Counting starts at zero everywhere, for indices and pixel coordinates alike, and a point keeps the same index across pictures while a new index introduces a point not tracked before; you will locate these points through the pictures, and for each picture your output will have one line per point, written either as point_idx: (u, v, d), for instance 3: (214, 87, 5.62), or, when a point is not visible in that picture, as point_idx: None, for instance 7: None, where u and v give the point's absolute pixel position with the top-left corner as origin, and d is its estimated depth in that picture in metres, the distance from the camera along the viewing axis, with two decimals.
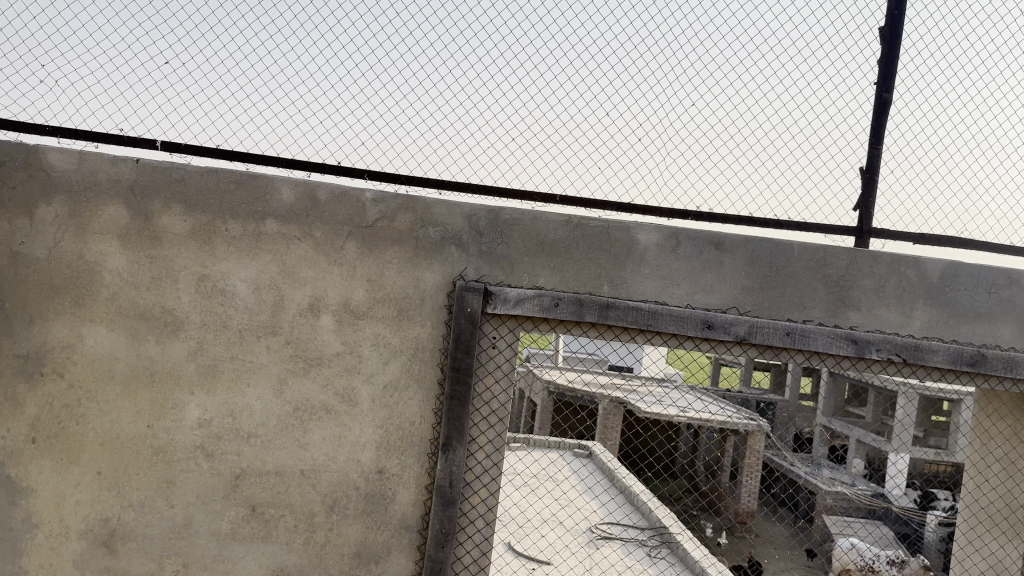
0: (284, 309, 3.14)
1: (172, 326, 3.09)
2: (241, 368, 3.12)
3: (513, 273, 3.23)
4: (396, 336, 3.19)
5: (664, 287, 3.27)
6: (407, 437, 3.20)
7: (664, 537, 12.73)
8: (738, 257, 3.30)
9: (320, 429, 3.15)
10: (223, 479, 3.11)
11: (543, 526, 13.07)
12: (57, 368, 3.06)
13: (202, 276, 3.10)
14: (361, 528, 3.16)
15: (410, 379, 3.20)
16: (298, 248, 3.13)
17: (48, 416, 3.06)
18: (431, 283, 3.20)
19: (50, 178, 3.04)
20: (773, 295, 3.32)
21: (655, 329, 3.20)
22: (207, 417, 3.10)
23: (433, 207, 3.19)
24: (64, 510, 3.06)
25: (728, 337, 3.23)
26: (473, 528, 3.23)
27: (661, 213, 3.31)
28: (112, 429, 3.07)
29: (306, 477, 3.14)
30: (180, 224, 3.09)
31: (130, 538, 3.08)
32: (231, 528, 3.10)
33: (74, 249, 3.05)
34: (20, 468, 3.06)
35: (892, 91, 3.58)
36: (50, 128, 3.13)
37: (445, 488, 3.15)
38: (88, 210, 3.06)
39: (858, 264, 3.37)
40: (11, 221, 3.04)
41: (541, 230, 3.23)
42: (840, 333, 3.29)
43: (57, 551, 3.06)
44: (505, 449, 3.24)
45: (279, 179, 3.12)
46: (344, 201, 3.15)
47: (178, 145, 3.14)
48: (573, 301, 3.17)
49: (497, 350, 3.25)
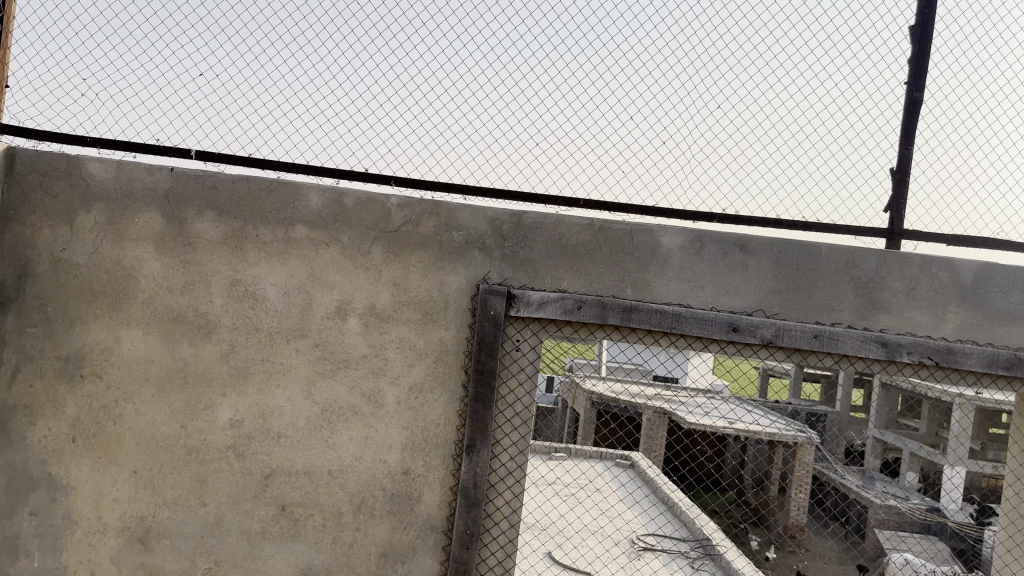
0: (312, 313, 3.21)
1: (205, 329, 3.18)
2: (271, 369, 3.20)
3: (535, 277, 3.26)
4: (421, 339, 3.25)
5: (688, 290, 3.26)
6: (432, 439, 3.25)
7: (708, 549, 12.58)
8: (764, 259, 3.27)
9: (347, 430, 3.22)
10: (254, 479, 3.18)
11: (583, 536, 13.04)
12: (96, 370, 3.17)
13: (234, 281, 3.19)
14: (387, 528, 3.21)
15: (434, 382, 3.25)
16: (326, 252, 3.21)
17: (87, 416, 3.17)
18: (455, 286, 3.25)
19: (90, 187, 3.16)
20: (800, 297, 3.28)
21: (679, 331, 3.19)
22: (238, 418, 3.19)
23: (457, 211, 3.25)
24: (102, 507, 3.17)
25: (754, 340, 3.20)
26: (498, 530, 3.26)
27: (685, 216, 3.31)
28: (148, 429, 3.17)
29: (334, 478, 3.20)
30: (212, 231, 3.18)
31: (165, 535, 3.17)
32: (261, 527, 3.18)
33: (113, 255, 3.17)
34: (60, 467, 3.17)
35: (923, 91, 3.53)
36: (91, 139, 3.26)
37: (469, 489, 3.19)
38: (125, 217, 3.17)
39: (887, 267, 3.32)
40: (54, 228, 3.16)
41: (564, 233, 3.26)
42: (868, 335, 3.25)
43: (96, 547, 3.16)
44: (528, 452, 3.26)
45: (307, 186, 3.20)
46: (371, 206, 3.22)
47: (212, 154, 3.24)
48: (595, 304, 3.19)
49: (520, 352, 3.28)
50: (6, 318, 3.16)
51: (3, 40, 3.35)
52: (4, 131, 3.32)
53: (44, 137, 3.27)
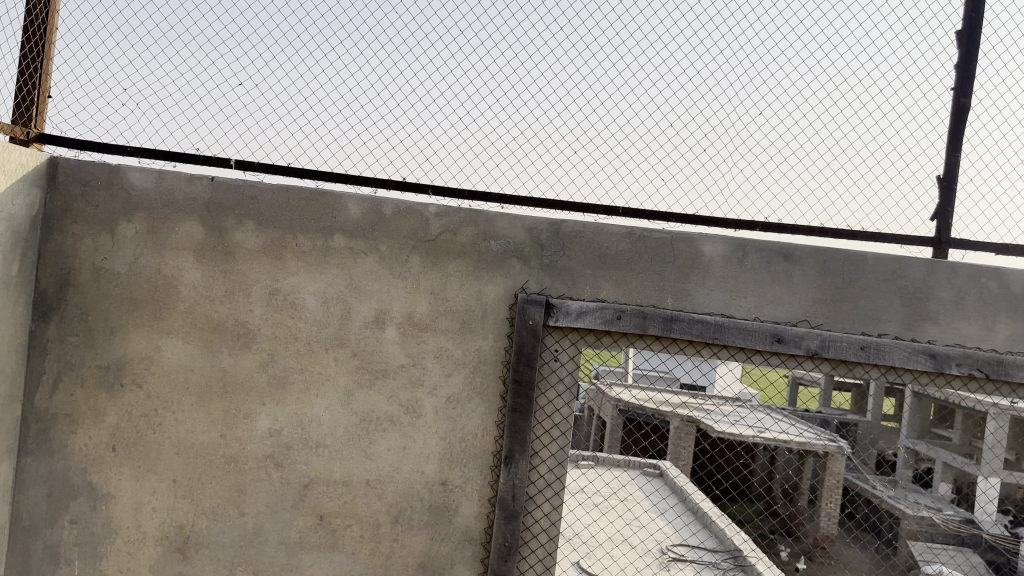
0: (351, 322, 3.20)
1: (245, 338, 3.18)
2: (310, 379, 3.19)
3: (574, 286, 3.22)
4: (459, 349, 3.22)
5: (731, 300, 3.20)
6: (470, 450, 3.22)
7: (739, 561, 12.43)
8: (808, 268, 3.21)
9: (385, 440, 3.20)
10: (293, 488, 3.17)
11: (612, 547, 12.95)
12: (136, 379, 3.18)
13: (273, 290, 3.18)
14: (425, 539, 3.19)
15: (472, 392, 3.22)
16: (364, 262, 3.20)
17: (127, 425, 3.18)
18: (494, 296, 3.22)
19: (131, 197, 3.18)
20: (845, 308, 3.21)
21: (721, 342, 3.14)
22: (277, 427, 3.18)
23: (495, 220, 3.22)
24: (142, 516, 3.17)
25: (799, 352, 3.14)
26: (536, 543, 3.22)
27: (727, 225, 3.26)
28: (188, 438, 3.17)
29: (372, 488, 3.19)
30: (252, 240, 3.18)
31: (203, 545, 3.17)
32: (299, 537, 3.17)
33: (153, 264, 3.18)
34: (101, 475, 3.18)
35: (971, 96, 3.45)
36: (132, 149, 3.28)
37: (507, 500, 3.16)
38: (166, 227, 3.18)
39: (935, 276, 3.24)
40: (95, 238, 3.18)
41: (604, 242, 3.22)
42: (916, 347, 3.17)
43: (136, 556, 3.17)
44: (567, 463, 3.22)
45: (346, 196, 3.19)
46: (409, 216, 3.20)
47: (251, 164, 3.25)
48: (635, 314, 3.15)
49: (559, 363, 3.24)
50: (48, 327, 3.19)
51: (46, 51, 3.38)
52: (46, 142, 3.35)
53: (86, 146, 3.30)
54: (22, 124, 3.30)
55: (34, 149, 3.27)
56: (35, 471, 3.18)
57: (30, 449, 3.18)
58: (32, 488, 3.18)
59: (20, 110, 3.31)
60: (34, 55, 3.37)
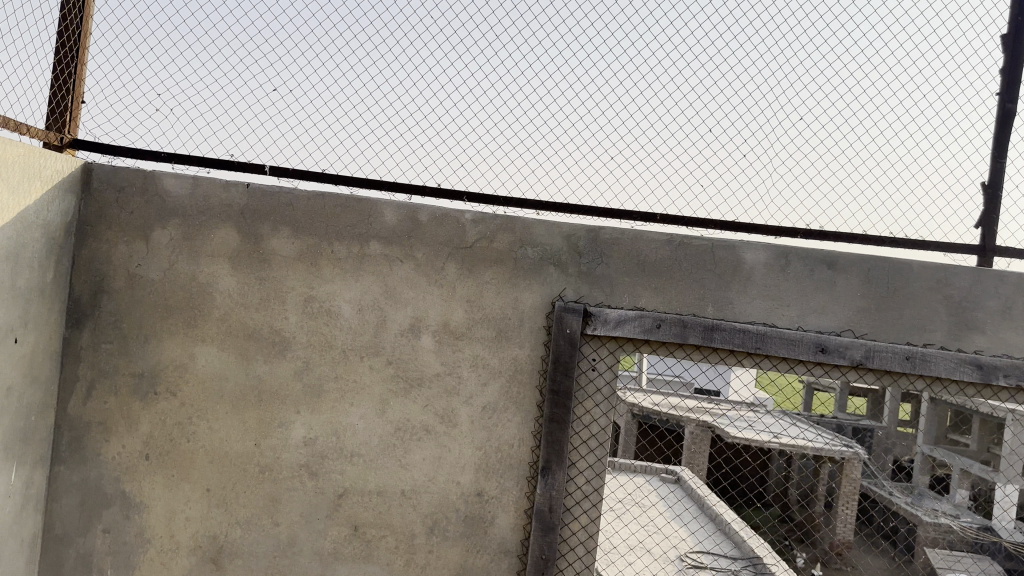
0: (386, 330, 3.16)
1: (280, 345, 3.14)
2: (345, 387, 3.15)
3: (612, 294, 3.17)
4: (495, 357, 3.17)
5: (773, 309, 3.14)
6: (507, 460, 3.17)
7: (758, 568, 12.32)
8: (852, 276, 3.15)
9: (420, 450, 3.16)
10: (327, 498, 3.14)
11: (630, 553, 12.87)
12: (170, 387, 3.15)
13: (308, 297, 3.15)
14: (461, 551, 3.15)
15: (509, 401, 3.18)
16: (400, 269, 3.16)
17: (161, 433, 3.15)
18: (530, 304, 3.17)
19: (166, 203, 3.15)
20: (889, 317, 3.15)
21: (763, 351, 3.08)
22: (311, 436, 3.14)
23: (532, 227, 3.17)
24: (175, 525, 3.14)
25: (843, 362, 3.08)
26: (573, 555, 3.16)
27: (769, 232, 3.20)
28: (222, 446, 3.14)
29: (407, 498, 3.15)
30: (288, 247, 3.15)
31: (236, 555, 3.13)
32: (334, 547, 3.13)
33: (187, 271, 3.15)
34: (134, 484, 3.15)
35: (1017, 102, 3.37)
36: (166, 155, 3.26)
37: (545, 512, 3.11)
38: (201, 233, 3.15)
39: (982, 285, 3.17)
40: (130, 245, 3.16)
41: (643, 249, 3.16)
42: (963, 357, 3.09)
43: (169, 565, 3.14)
44: (605, 475, 3.16)
45: (382, 203, 3.16)
46: (445, 223, 3.16)
47: (286, 170, 3.22)
48: (675, 323, 3.09)
49: (596, 372, 3.18)
50: (82, 334, 3.16)
51: (80, 57, 3.36)
52: (79, 147, 3.33)
53: (119, 152, 3.28)
54: (56, 130, 3.28)
55: (68, 155, 3.25)
56: (67, 479, 3.15)
57: (63, 457, 3.16)
58: (64, 496, 3.15)
59: (54, 116, 3.29)
60: (69, 61, 3.34)
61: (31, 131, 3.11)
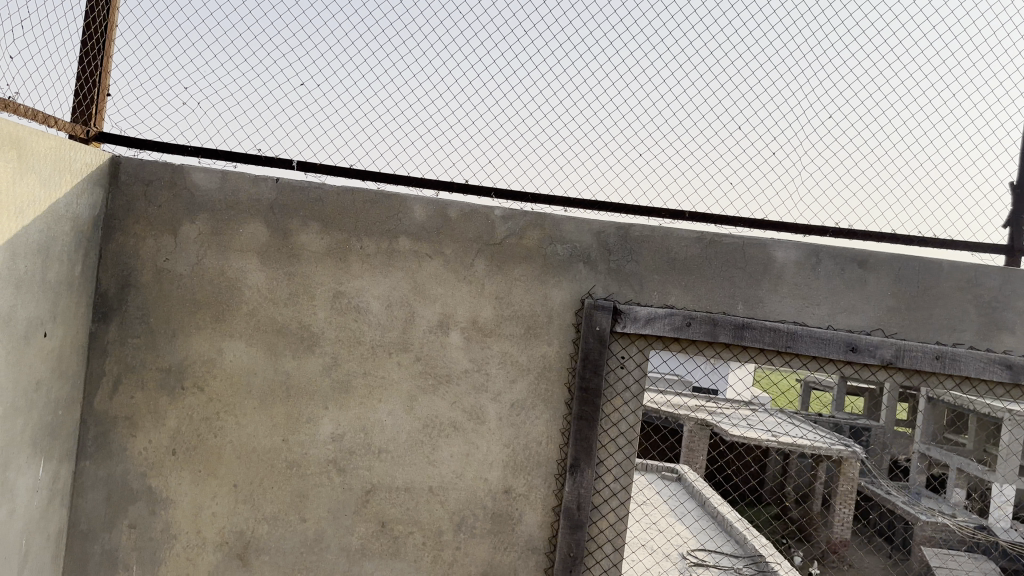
0: (414, 326, 3.15)
1: (308, 341, 3.13)
2: (373, 383, 3.14)
3: (642, 292, 3.16)
4: (524, 354, 3.16)
5: (803, 307, 3.14)
6: (535, 457, 3.16)
7: (761, 567, 12.36)
8: (882, 276, 3.14)
9: (448, 447, 3.15)
10: (355, 494, 3.13)
11: (633, 551, 12.91)
12: (197, 382, 3.13)
13: (337, 293, 3.14)
14: (488, 548, 3.14)
15: (537, 399, 3.17)
16: (429, 265, 3.15)
17: (188, 429, 3.13)
18: (559, 301, 3.16)
19: (194, 197, 3.14)
20: (918, 316, 3.14)
21: (794, 350, 3.08)
22: (339, 432, 3.13)
23: (561, 224, 3.16)
24: (201, 521, 3.13)
25: (873, 361, 3.08)
26: (601, 553, 3.15)
27: (798, 230, 3.19)
28: (249, 442, 3.13)
29: (434, 495, 3.14)
30: (317, 242, 3.13)
31: (263, 551, 3.12)
32: (361, 544, 3.12)
33: (215, 266, 3.13)
34: (160, 479, 3.14)
35: None
36: (192, 149, 3.24)
37: (573, 510, 3.10)
38: (230, 228, 3.13)
39: (1012, 285, 3.16)
40: (157, 239, 3.14)
41: (672, 247, 3.15)
42: (992, 357, 3.08)
43: (195, 561, 3.13)
44: (633, 473, 3.16)
45: (411, 199, 3.14)
46: (474, 219, 3.15)
47: (314, 165, 3.20)
48: (705, 321, 3.09)
49: (625, 369, 3.17)
50: (108, 328, 3.14)
51: (106, 49, 3.34)
52: (104, 140, 3.31)
53: (146, 146, 3.26)
54: (82, 123, 3.25)
55: (94, 148, 3.23)
56: (93, 474, 3.14)
57: (89, 453, 3.14)
58: (90, 491, 3.14)
59: (80, 108, 3.26)
60: (95, 53, 3.31)
61: (58, 124, 3.09)
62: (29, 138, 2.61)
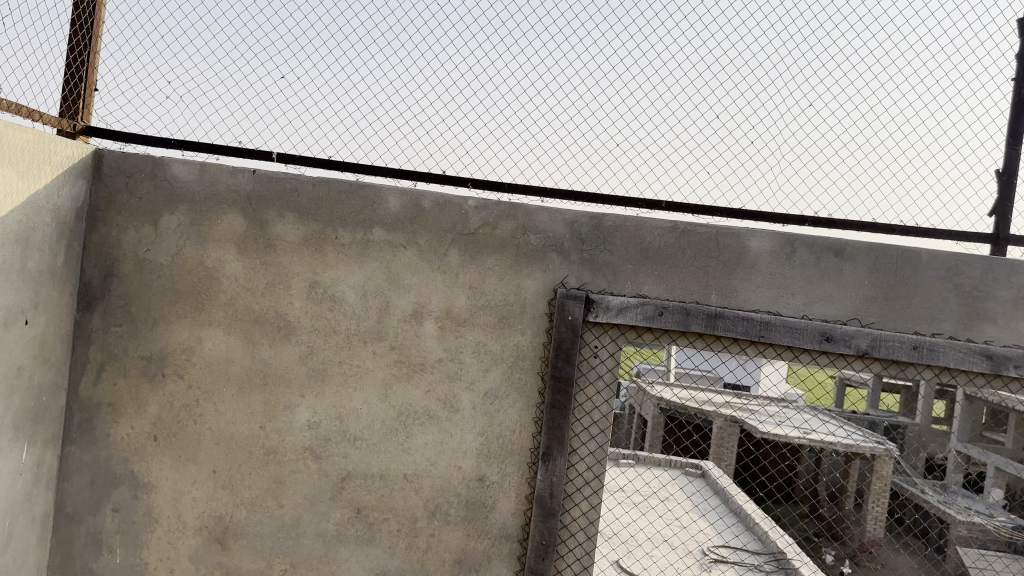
0: (389, 315, 3.18)
1: (285, 330, 3.19)
2: (349, 371, 3.18)
3: (615, 281, 3.16)
4: (497, 343, 3.18)
5: (778, 297, 3.12)
6: (509, 446, 3.18)
7: (784, 563, 12.17)
8: (860, 265, 3.11)
9: (422, 435, 3.18)
10: (330, 480, 3.18)
11: (653, 547, 12.89)
12: (178, 369, 3.20)
13: (313, 283, 3.18)
14: (462, 535, 3.17)
15: (510, 387, 3.18)
16: (403, 255, 3.18)
17: (168, 415, 3.21)
18: (533, 291, 3.17)
19: (175, 189, 3.20)
20: (897, 305, 3.10)
21: (768, 340, 3.06)
22: (316, 419, 3.18)
23: (535, 214, 3.17)
24: (182, 506, 3.20)
25: (849, 351, 3.05)
26: (574, 541, 3.16)
27: (775, 219, 3.17)
28: (228, 428, 3.19)
29: (409, 482, 3.17)
30: (294, 232, 3.18)
31: (242, 536, 3.19)
32: (337, 530, 3.17)
33: (195, 257, 3.20)
34: (143, 464, 3.21)
35: None
36: (176, 142, 3.31)
37: (545, 498, 3.11)
38: (209, 219, 3.20)
39: (993, 274, 3.11)
40: (139, 230, 3.21)
41: (646, 236, 3.15)
42: (972, 348, 3.03)
43: (175, 545, 3.20)
44: (607, 462, 3.16)
45: (386, 190, 3.18)
46: (448, 209, 3.17)
47: (293, 157, 3.25)
48: (678, 310, 3.08)
49: (598, 359, 3.17)
50: (92, 317, 3.23)
51: (93, 44, 3.39)
52: (92, 134, 3.38)
53: (132, 139, 3.33)
54: (68, 116, 3.31)
55: (81, 142, 3.29)
56: (78, 458, 3.23)
57: (74, 437, 3.23)
58: (75, 475, 3.23)
59: (67, 103, 3.32)
60: (82, 48, 3.36)
61: (44, 119, 3.15)
62: (6, 131, 2.68)
